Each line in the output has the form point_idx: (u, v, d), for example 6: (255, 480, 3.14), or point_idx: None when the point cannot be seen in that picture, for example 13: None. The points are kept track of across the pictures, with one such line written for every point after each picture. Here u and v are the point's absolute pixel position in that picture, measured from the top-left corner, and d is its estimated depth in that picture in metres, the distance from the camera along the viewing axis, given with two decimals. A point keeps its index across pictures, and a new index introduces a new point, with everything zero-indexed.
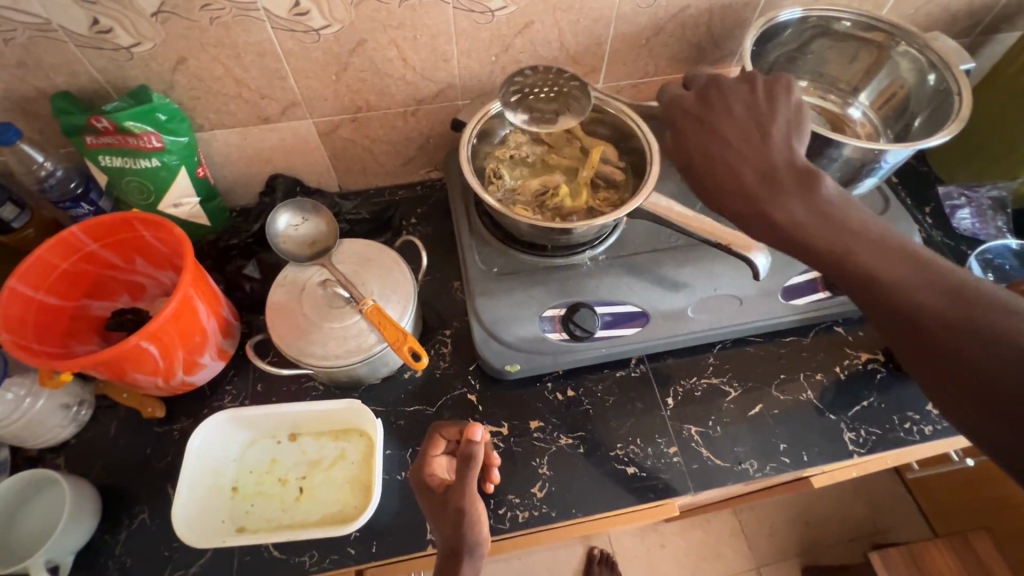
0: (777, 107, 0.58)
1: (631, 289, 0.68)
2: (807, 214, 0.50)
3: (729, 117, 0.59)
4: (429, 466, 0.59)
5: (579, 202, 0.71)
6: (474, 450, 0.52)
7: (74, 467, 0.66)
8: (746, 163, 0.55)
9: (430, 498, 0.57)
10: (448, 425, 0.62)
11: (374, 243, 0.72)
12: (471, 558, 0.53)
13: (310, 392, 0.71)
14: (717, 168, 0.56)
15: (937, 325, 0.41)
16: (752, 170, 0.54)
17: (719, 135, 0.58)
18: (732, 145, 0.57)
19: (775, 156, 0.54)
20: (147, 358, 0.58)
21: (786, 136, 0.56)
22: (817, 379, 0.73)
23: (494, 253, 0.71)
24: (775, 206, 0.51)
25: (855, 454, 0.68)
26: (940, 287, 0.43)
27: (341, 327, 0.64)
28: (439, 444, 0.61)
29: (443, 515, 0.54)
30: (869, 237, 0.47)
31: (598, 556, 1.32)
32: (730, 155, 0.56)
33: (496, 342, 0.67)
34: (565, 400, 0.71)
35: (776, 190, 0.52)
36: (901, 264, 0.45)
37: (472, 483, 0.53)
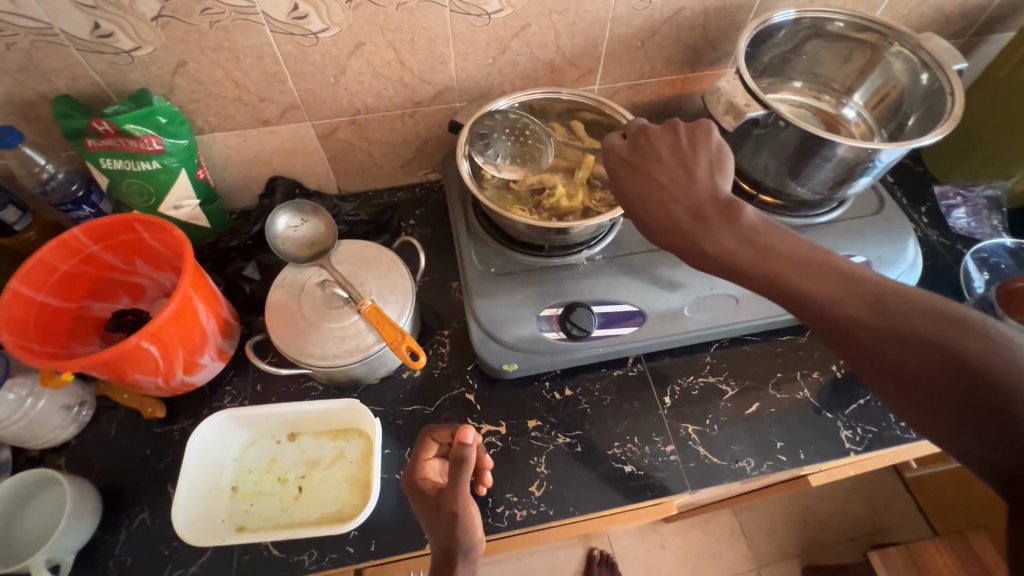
0: (689, 151, 0.54)
1: (628, 289, 0.69)
2: (735, 244, 0.48)
3: (651, 163, 0.55)
4: (421, 469, 0.59)
5: (576, 202, 0.71)
6: (467, 453, 0.52)
7: (74, 467, 0.66)
8: (674, 192, 0.52)
9: (423, 501, 0.56)
10: (440, 429, 0.62)
11: (372, 245, 0.73)
12: (465, 561, 0.51)
13: (309, 392, 0.71)
14: (644, 204, 0.53)
15: (876, 337, 0.41)
16: (677, 203, 0.52)
17: (648, 176, 0.54)
18: (659, 184, 0.53)
19: (694, 185, 0.52)
20: (147, 358, 0.59)
21: (699, 169, 0.53)
22: (813, 378, 0.73)
23: (492, 254, 0.71)
24: (705, 239, 0.49)
25: (852, 452, 0.68)
26: (872, 297, 0.42)
27: (340, 327, 0.65)
28: (431, 448, 0.61)
29: (436, 518, 0.54)
30: (795, 257, 0.46)
31: (598, 556, 1.32)
32: (657, 189, 0.53)
33: (493, 341, 0.67)
34: (562, 399, 0.71)
35: (699, 221, 0.50)
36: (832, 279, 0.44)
37: (465, 486, 0.53)
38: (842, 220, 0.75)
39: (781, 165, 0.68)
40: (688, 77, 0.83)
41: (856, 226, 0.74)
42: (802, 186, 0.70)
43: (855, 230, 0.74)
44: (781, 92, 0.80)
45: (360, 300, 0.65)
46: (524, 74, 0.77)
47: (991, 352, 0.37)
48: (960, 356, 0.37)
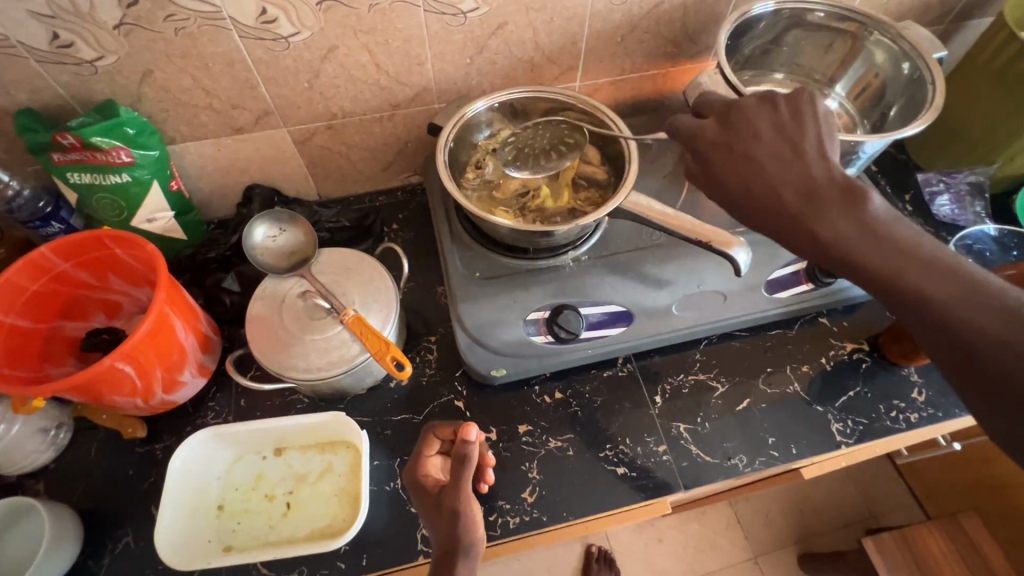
0: (795, 122, 0.53)
1: (615, 289, 0.68)
2: (851, 231, 0.47)
3: (755, 135, 0.53)
4: (424, 466, 0.58)
5: (561, 203, 0.69)
6: (468, 450, 0.52)
7: (53, 491, 0.64)
8: (795, 169, 0.50)
9: (425, 498, 0.56)
10: (442, 425, 0.61)
11: (354, 252, 0.71)
12: (466, 559, 0.51)
13: (295, 405, 0.70)
14: (748, 180, 0.52)
15: (984, 344, 0.39)
16: (790, 181, 0.50)
17: (756, 149, 0.52)
18: (769, 161, 0.51)
19: (809, 164, 0.50)
20: (123, 379, 0.57)
21: (816, 150, 0.51)
22: (803, 372, 0.73)
23: (476, 259, 0.70)
24: (821, 220, 0.48)
25: (843, 445, 0.68)
26: (986, 305, 0.41)
27: (322, 338, 0.63)
28: (433, 444, 0.60)
29: (438, 517, 0.54)
30: (913, 253, 0.45)
31: (596, 553, 1.32)
32: (769, 165, 0.51)
33: (480, 347, 0.66)
34: (553, 402, 0.70)
35: (811, 202, 0.49)
36: (947, 279, 0.43)
37: (467, 484, 0.53)
38: None
39: None
40: (670, 71, 0.82)
41: None
42: None
43: None
44: (764, 83, 0.78)
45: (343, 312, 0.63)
46: (503, 73, 0.76)
47: None
48: None
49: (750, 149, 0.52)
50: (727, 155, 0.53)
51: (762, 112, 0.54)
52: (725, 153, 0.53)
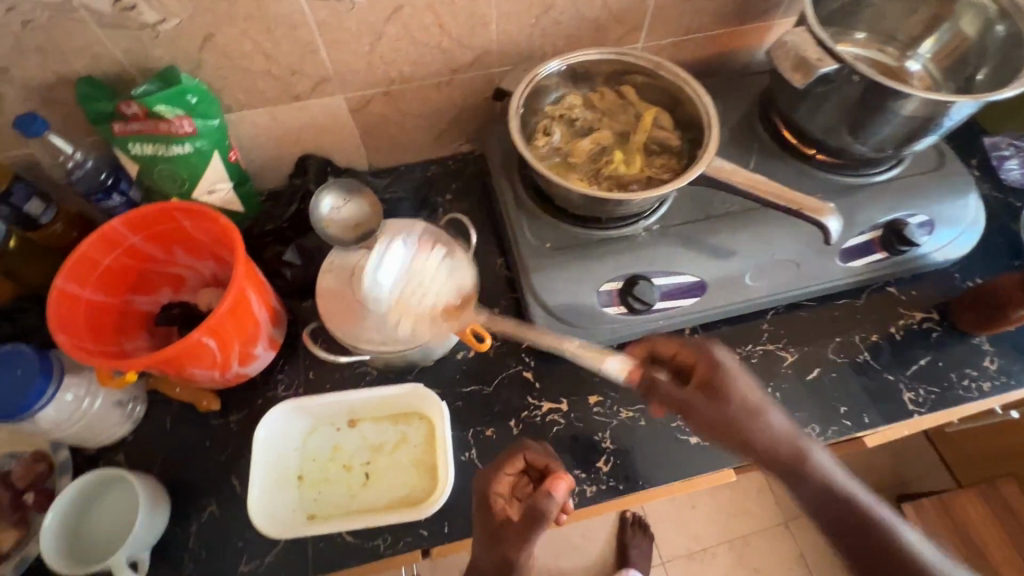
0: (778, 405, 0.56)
1: (688, 259, 0.67)
2: (784, 436, 0.52)
3: (756, 407, 0.54)
4: (496, 483, 0.58)
5: (634, 170, 0.65)
6: (549, 507, 0.53)
7: (135, 462, 0.65)
8: (776, 431, 0.53)
9: (484, 519, 0.57)
10: (535, 453, 0.60)
11: (418, 222, 0.70)
12: None
13: (364, 377, 0.70)
14: (747, 447, 0.53)
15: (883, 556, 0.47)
16: (785, 450, 0.52)
17: (753, 424, 0.53)
18: (788, 438, 0.52)
19: (778, 421, 0.54)
20: (205, 352, 0.57)
21: (778, 415, 0.54)
22: (873, 341, 0.72)
23: (545, 228, 0.68)
24: (838, 527, 0.49)
25: (915, 413, 0.68)
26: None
27: (396, 312, 0.63)
28: (517, 463, 0.60)
29: (490, 545, 0.56)
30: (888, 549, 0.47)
31: (633, 518, 1.37)
32: (774, 442, 0.52)
33: (552, 318, 0.65)
34: (622, 372, 0.70)
35: (755, 414, 0.54)
36: (904, 548, 0.47)
37: (535, 535, 0.55)
38: (900, 177, 0.72)
39: (847, 122, 0.65)
40: (736, 31, 0.78)
41: (917, 183, 0.71)
42: (866, 143, 0.66)
43: (917, 186, 0.71)
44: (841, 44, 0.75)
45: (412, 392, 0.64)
46: (567, 34, 0.73)
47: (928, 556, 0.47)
48: None
49: (749, 436, 0.53)
50: (732, 436, 0.54)
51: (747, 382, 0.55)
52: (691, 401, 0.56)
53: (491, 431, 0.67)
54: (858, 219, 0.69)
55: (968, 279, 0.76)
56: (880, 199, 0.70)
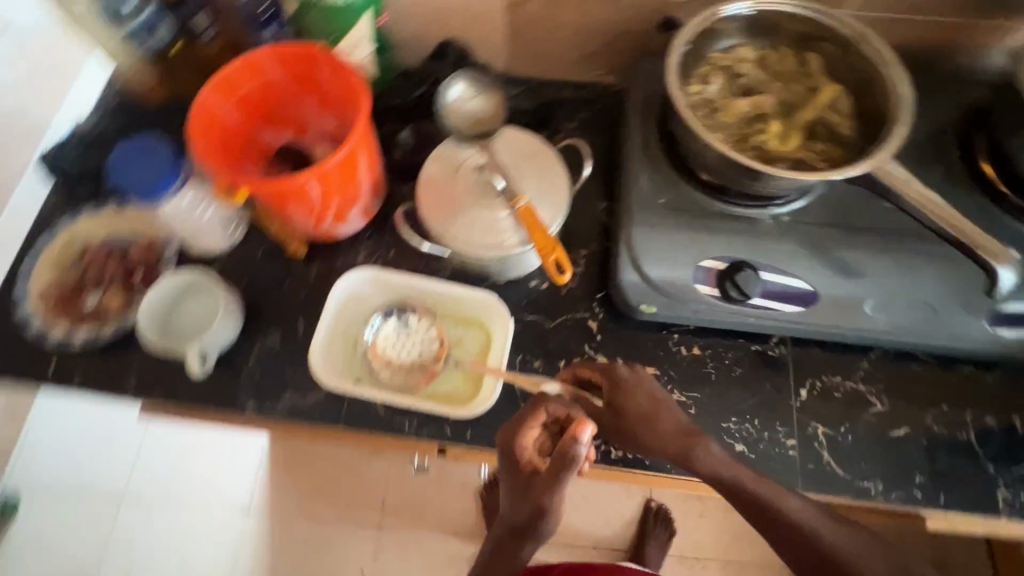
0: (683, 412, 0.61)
1: (809, 264, 0.60)
2: (728, 469, 0.55)
3: (723, 477, 0.55)
4: (522, 439, 0.56)
5: (786, 149, 0.58)
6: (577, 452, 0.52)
7: (227, 275, 0.72)
8: (758, 496, 0.53)
9: (515, 475, 0.57)
10: (558, 406, 0.56)
11: (536, 138, 0.67)
12: (533, 539, 0.59)
13: (438, 272, 0.71)
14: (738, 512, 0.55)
15: None
16: (764, 521, 0.53)
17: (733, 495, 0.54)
18: (758, 503, 0.54)
19: (747, 481, 0.54)
20: (307, 197, 0.60)
21: (733, 465, 0.55)
22: (985, 423, 0.63)
23: (665, 183, 0.63)
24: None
25: (1003, 515, 0.59)
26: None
27: (489, 218, 0.62)
28: (540, 417, 0.57)
29: (522, 496, 0.56)
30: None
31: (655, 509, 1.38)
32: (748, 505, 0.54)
33: (639, 277, 0.62)
34: (690, 355, 0.66)
35: (687, 450, 0.56)
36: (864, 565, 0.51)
37: (567, 486, 0.55)
38: None
39: None
40: (969, 24, 0.65)
41: None
42: None
43: None
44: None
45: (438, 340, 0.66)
46: None
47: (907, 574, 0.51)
48: None
49: (733, 500, 0.54)
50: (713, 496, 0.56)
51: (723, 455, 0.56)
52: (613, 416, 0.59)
53: (539, 364, 0.66)
54: None
55: None
56: None
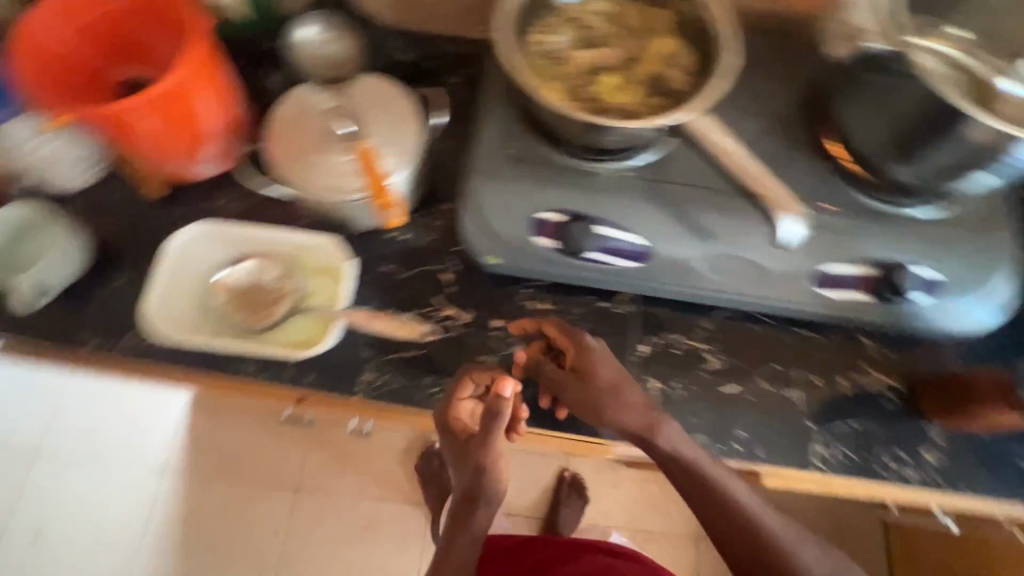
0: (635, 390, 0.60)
1: (644, 220, 0.60)
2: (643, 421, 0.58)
3: (732, 506, 0.57)
4: (453, 410, 0.60)
5: (623, 101, 0.57)
6: (503, 406, 0.55)
7: (78, 215, 0.70)
8: (761, 529, 0.57)
9: (452, 439, 0.62)
10: (479, 371, 0.60)
11: (394, 85, 0.66)
12: (482, 505, 0.65)
13: (297, 220, 0.70)
14: (725, 543, 0.58)
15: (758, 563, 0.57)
16: (766, 547, 0.56)
17: (738, 526, 0.57)
18: (692, 472, 0.57)
19: (743, 501, 0.57)
20: (139, 128, 0.59)
21: (721, 472, 0.58)
22: (812, 382, 0.65)
23: (513, 134, 0.62)
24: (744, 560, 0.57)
25: (815, 470, 0.62)
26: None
27: (332, 161, 0.62)
28: (467, 387, 0.60)
29: (486, 467, 0.61)
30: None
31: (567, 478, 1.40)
32: (752, 546, 0.57)
33: (481, 229, 0.62)
34: (538, 310, 0.67)
35: (614, 389, 0.58)
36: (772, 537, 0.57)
37: (494, 441, 0.59)
38: (936, 222, 0.60)
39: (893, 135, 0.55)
40: None
41: (950, 235, 0.60)
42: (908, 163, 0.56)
43: (946, 238, 0.60)
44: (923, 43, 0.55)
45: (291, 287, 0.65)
46: None
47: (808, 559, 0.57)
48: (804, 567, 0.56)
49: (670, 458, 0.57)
50: (689, 497, 0.59)
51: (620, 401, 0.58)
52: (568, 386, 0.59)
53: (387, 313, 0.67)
54: (855, 244, 0.60)
55: (962, 363, 0.65)
56: (894, 234, 0.59)
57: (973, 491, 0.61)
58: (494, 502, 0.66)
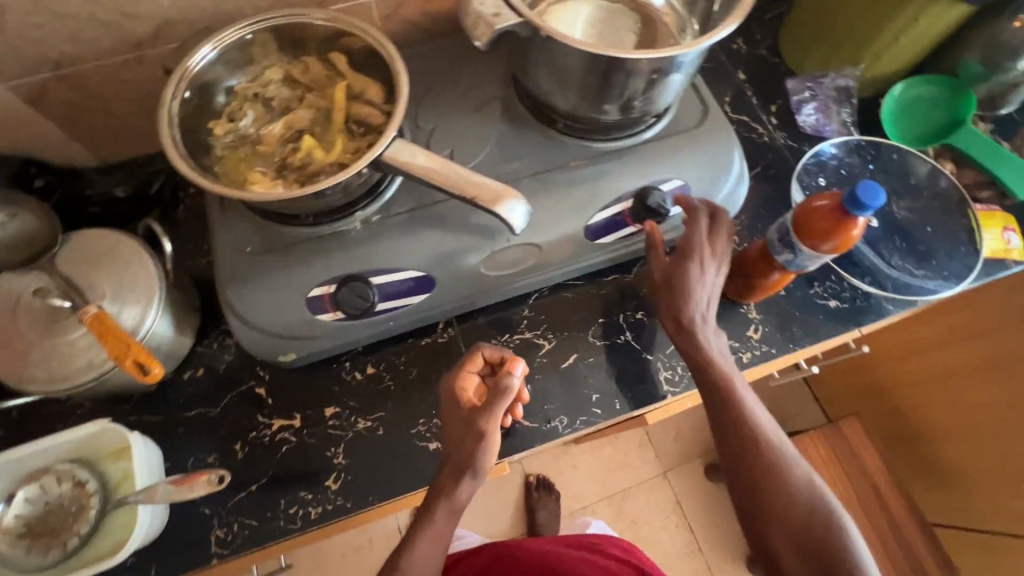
0: (723, 261, 0.60)
1: (411, 252, 0.59)
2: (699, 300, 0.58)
3: (722, 369, 0.57)
4: (461, 380, 0.58)
5: (332, 155, 0.56)
6: (511, 380, 0.52)
7: None
8: (750, 419, 0.55)
9: (455, 411, 0.57)
10: (491, 348, 0.61)
11: (112, 232, 0.60)
12: (471, 477, 0.54)
13: (76, 410, 0.63)
14: (719, 426, 0.57)
15: (744, 451, 0.54)
16: (759, 439, 0.54)
17: (733, 404, 0.56)
18: (692, 344, 0.58)
19: (732, 380, 0.57)
20: None
21: (710, 334, 0.59)
22: (635, 319, 0.69)
23: (249, 230, 0.59)
24: (741, 461, 0.54)
25: (669, 394, 0.66)
26: (822, 497, 0.52)
27: (64, 343, 0.55)
28: (477, 361, 0.60)
29: (462, 439, 0.55)
30: (818, 496, 0.52)
31: (533, 482, 1.37)
32: (747, 434, 0.55)
33: (262, 333, 0.59)
34: (363, 379, 0.65)
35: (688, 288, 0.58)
36: (748, 419, 0.55)
37: (497, 414, 0.54)
38: (660, 137, 0.65)
39: (582, 90, 0.57)
40: None
41: (676, 142, 0.64)
42: (610, 104, 0.58)
43: (671, 148, 0.64)
44: (568, 8, 0.67)
45: (77, 492, 0.56)
46: None
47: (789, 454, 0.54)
48: (784, 457, 0.54)
49: (669, 300, 0.59)
50: (688, 359, 0.59)
51: (699, 277, 0.58)
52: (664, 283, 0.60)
53: (214, 457, 0.62)
54: (604, 187, 0.62)
55: (745, 242, 0.72)
56: (630, 165, 0.63)
57: (798, 344, 0.67)
58: (461, 504, 0.55)
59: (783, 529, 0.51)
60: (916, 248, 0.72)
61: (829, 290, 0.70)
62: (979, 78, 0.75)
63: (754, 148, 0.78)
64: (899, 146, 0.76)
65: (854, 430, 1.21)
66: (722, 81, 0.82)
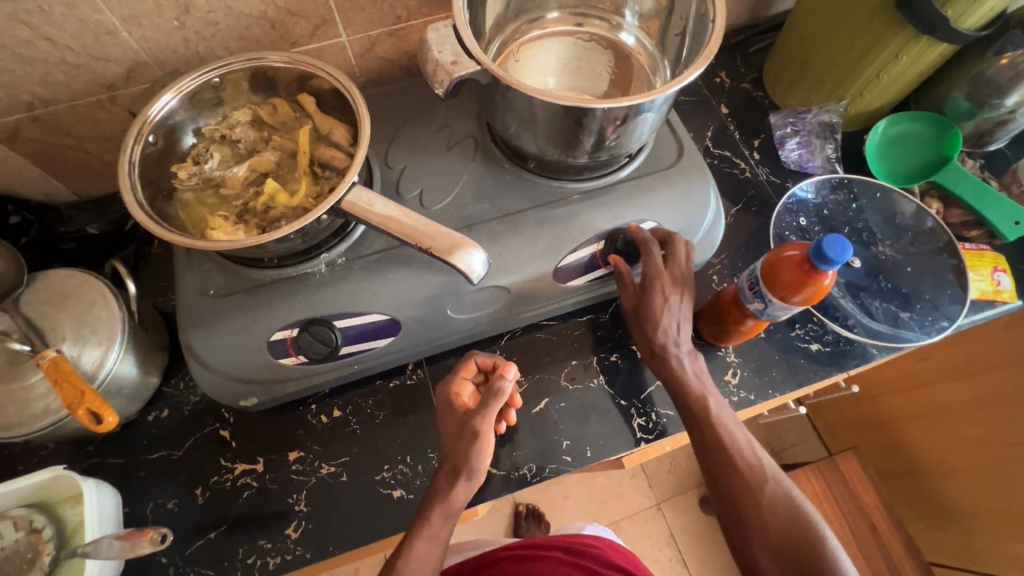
0: (688, 285, 0.60)
1: (375, 296, 0.57)
2: (671, 326, 0.60)
3: (699, 390, 0.58)
4: (454, 386, 0.59)
5: (294, 200, 0.56)
6: (503, 383, 0.55)
7: None
8: (729, 438, 0.56)
9: (449, 415, 0.58)
10: (483, 354, 0.61)
11: (78, 273, 0.60)
12: (467, 481, 0.55)
13: (38, 451, 0.63)
14: (698, 443, 0.58)
15: (730, 473, 0.55)
16: (737, 457, 0.55)
17: (711, 424, 0.57)
18: (670, 371, 0.60)
19: (714, 402, 0.58)
20: None
21: (686, 358, 0.60)
22: (610, 362, 0.68)
23: (210, 272, 0.57)
24: (725, 480, 0.55)
25: (643, 442, 0.65)
26: (800, 509, 0.53)
27: (24, 388, 0.54)
28: (471, 368, 0.60)
29: (456, 439, 0.56)
30: (796, 506, 0.53)
31: (523, 511, 1.32)
32: (725, 451, 0.56)
33: (224, 379, 0.58)
34: (330, 421, 0.64)
35: (659, 319, 0.59)
36: (732, 440, 0.56)
37: (489, 419, 0.55)
38: (635, 177, 0.63)
39: (550, 137, 0.55)
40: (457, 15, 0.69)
41: (650, 182, 0.62)
42: (580, 148, 0.56)
43: (648, 188, 0.62)
44: (540, 48, 0.68)
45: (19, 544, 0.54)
46: (237, 34, 0.62)
47: (774, 473, 0.55)
48: (768, 475, 0.55)
49: (644, 327, 0.60)
50: (668, 382, 0.60)
51: (670, 306, 0.59)
52: (638, 312, 0.60)
53: (174, 502, 0.60)
54: (579, 226, 0.60)
55: (725, 282, 0.70)
56: (605, 205, 0.61)
57: (778, 390, 0.65)
58: (456, 508, 0.55)
59: (762, 540, 0.52)
60: (901, 290, 0.70)
61: (810, 333, 0.68)
62: (965, 115, 0.74)
63: (737, 184, 0.76)
64: (884, 185, 0.75)
65: (851, 465, 1.18)
66: (704, 116, 0.81)
